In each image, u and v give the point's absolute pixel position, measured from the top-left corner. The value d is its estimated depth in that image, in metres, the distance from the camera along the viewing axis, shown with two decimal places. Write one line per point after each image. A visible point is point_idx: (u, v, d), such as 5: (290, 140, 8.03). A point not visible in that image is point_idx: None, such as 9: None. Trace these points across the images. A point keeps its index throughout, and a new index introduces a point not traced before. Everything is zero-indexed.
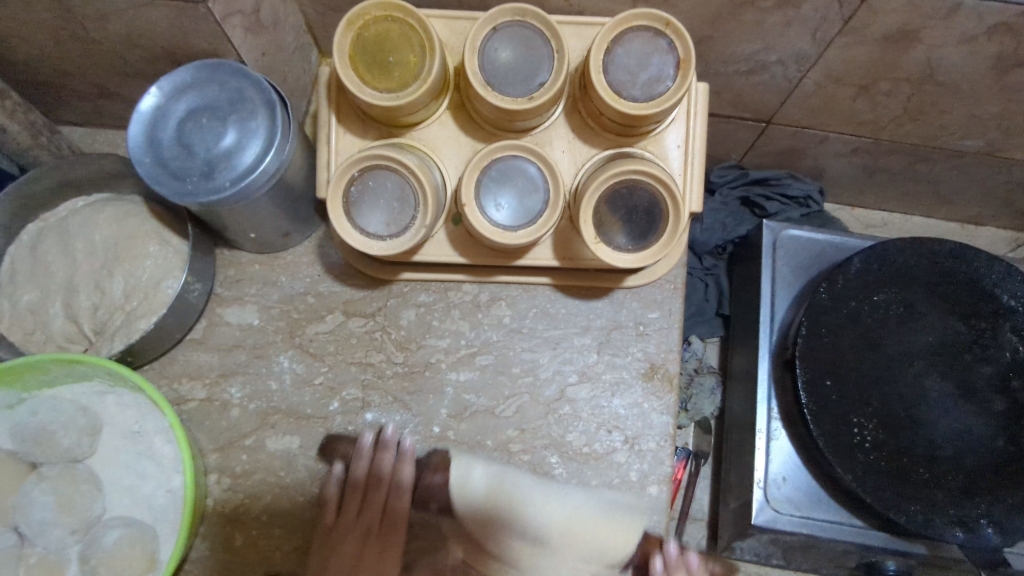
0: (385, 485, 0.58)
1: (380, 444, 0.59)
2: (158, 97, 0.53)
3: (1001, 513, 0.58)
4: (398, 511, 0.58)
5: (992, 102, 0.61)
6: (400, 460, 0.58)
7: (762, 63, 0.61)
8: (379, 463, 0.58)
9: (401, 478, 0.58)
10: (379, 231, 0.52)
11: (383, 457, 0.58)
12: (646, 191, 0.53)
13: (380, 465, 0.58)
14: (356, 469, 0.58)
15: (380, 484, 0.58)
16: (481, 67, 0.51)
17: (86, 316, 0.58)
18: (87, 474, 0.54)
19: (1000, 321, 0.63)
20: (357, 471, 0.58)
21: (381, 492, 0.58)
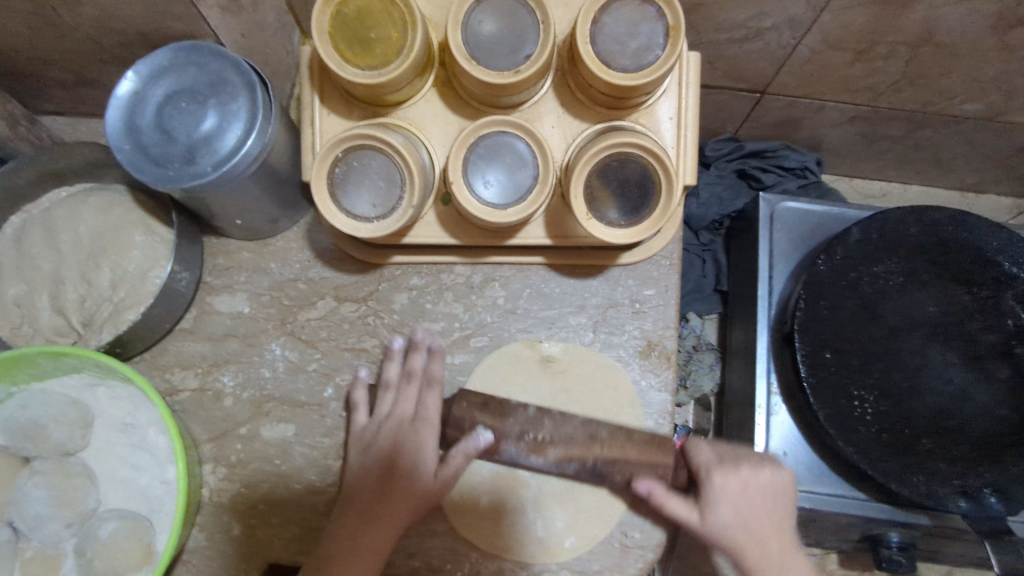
0: (417, 385, 0.58)
1: (410, 347, 0.60)
2: (135, 81, 0.51)
3: (1005, 482, 0.57)
4: (430, 412, 0.57)
5: (992, 63, 0.60)
6: (430, 359, 0.59)
7: (754, 31, 0.59)
8: (410, 364, 0.59)
9: (432, 373, 0.58)
10: (366, 213, 0.51)
11: (413, 358, 0.59)
12: (637, 164, 0.52)
13: (411, 366, 0.59)
14: (387, 373, 0.59)
15: (411, 383, 0.58)
16: (465, 41, 0.50)
17: (73, 309, 0.57)
18: (80, 468, 0.54)
19: (1003, 288, 0.62)
20: (391, 371, 0.59)
21: (413, 392, 0.58)
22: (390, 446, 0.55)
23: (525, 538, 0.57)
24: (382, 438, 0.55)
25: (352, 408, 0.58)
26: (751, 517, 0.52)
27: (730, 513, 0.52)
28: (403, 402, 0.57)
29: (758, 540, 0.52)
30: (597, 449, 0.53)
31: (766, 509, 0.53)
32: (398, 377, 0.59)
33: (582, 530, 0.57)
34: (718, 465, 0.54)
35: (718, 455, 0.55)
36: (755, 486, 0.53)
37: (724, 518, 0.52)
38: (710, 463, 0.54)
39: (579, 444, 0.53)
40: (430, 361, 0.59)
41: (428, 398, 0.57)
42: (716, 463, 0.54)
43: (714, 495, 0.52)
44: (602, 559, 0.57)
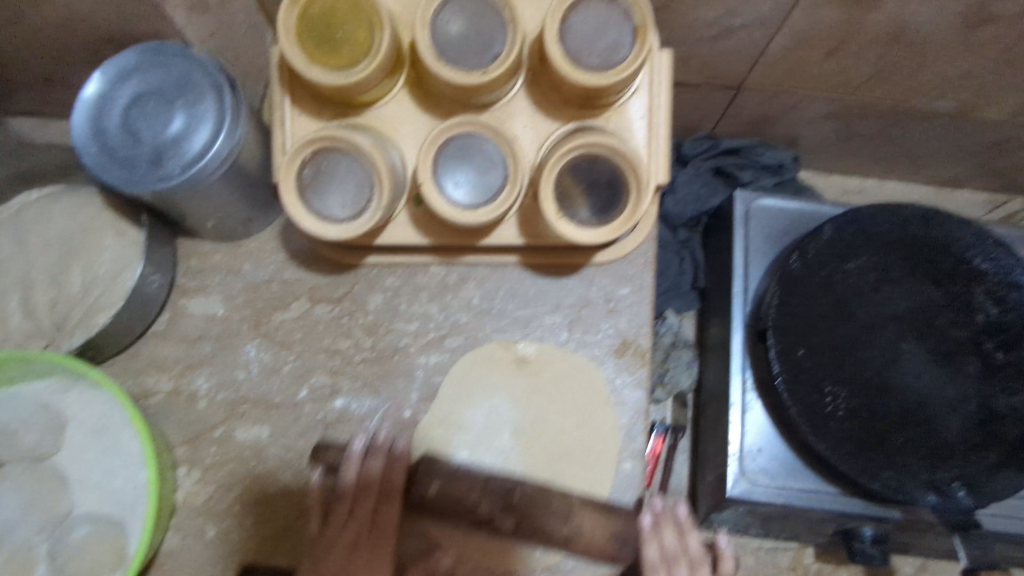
0: (374, 494, 0.56)
1: (371, 450, 0.57)
2: (101, 83, 0.51)
3: (974, 475, 0.58)
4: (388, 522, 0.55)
5: (961, 61, 0.60)
6: (392, 465, 0.56)
7: (726, 29, 0.60)
8: (367, 472, 0.56)
9: (393, 480, 0.56)
10: (336, 215, 0.51)
11: (372, 456, 0.56)
12: (607, 164, 0.52)
13: (370, 470, 0.56)
14: (345, 476, 0.56)
15: (375, 463, 0.56)
16: (433, 41, 0.49)
17: (44, 312, 0.57)
18: (52, 472, 0.54)
19: (973, 284, 0.63)
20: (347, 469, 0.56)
21: (371, 500, 0.55)
22: (352, 539, 0.54)
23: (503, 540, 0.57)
24: (343, 527, 0.55)
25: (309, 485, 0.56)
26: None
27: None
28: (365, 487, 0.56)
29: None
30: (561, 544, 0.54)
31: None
32: (361, 458, 0.56)
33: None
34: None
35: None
36: None
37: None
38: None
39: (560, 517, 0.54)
40: (391, 469, 0.56)
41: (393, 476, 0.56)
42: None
43: None
44: (578, 557, 0.57)
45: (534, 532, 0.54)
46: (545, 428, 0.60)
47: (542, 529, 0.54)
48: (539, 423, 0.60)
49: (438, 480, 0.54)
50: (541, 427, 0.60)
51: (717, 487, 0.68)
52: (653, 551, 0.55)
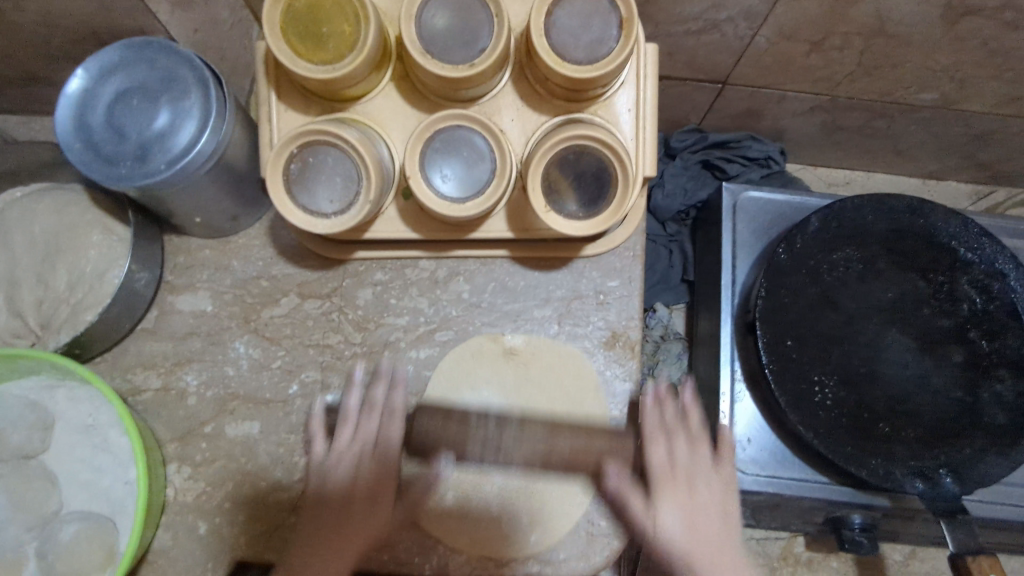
0: (377, 417, 0.57)
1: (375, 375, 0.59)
2: (84, 78, 0.50)
3: (960, 461, 0.59)
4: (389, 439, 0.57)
5: (944, 53, 0.61)
6: (392, 390, 0.58)
7: (711, 22, 0.60)
8: (370, 397, 0.58)
9: (393, 403, 0.58)
10: (324, 209, 0.51)
11: (368, 408, 0.57)
12: (594, 157, 0.52)
13: (373, 397, 0.58)
14: (349, 400, 0.58)
15: (372, 414, 0.57)
16: (419, 35, 0.49)
17: (30, 311, 0.57)
18: (40, 471, 0.53)
19: (957, 273, 0.63)
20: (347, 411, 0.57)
21: (374, 421, 0.57)
22: (354, 475, 0.55)
23: (494, 533, 0.57)
24: (344, 470, 0.55)
25: (311, 435, 0.57)
26: (692, 509, 0.54)
27: (678, 524, 0.53)
28: (363, 436, 0.56)
29: (698, 527, 0.54)
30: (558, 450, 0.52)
31: (710, 513, 0.55)
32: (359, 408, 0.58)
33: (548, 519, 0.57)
34: (671, 474, 0.55)
35: (673, 457, 0.56)
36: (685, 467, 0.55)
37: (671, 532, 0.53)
38: (661, 465, 0.55)
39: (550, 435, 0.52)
40: (393, 392, 0.58)
41: (389, 427, 0.57)
42: (667, 473, 0.55)
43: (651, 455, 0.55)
44: (568, 549, 0.57)
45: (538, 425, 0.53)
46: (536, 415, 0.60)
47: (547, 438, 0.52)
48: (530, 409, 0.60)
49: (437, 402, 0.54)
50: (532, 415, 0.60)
51: None
52: (659, 453, 0.55)
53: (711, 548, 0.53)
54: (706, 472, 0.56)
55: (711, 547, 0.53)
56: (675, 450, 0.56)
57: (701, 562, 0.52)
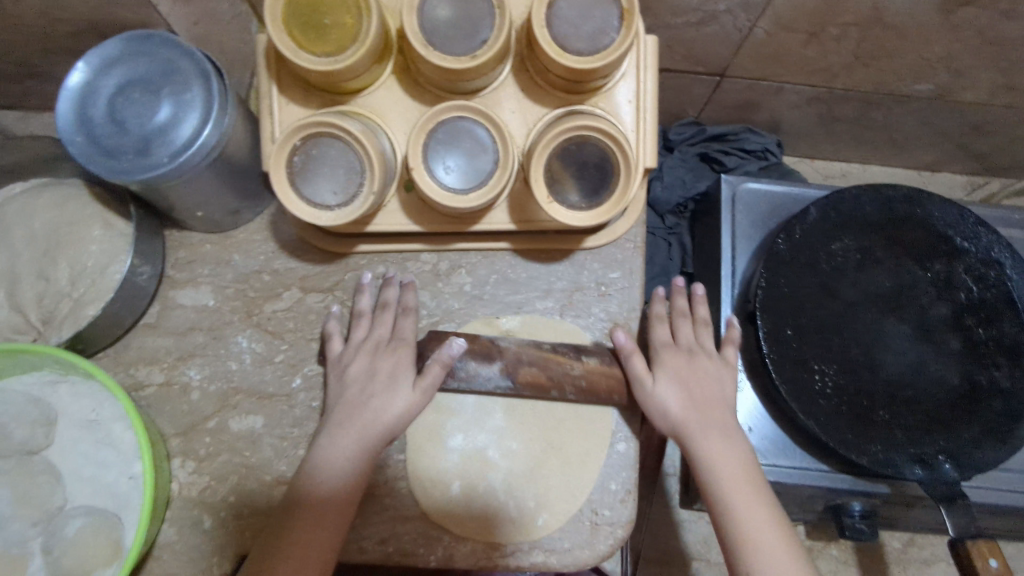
0: (392, 314, 0.59)
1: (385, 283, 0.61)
2: (86, 72, 0.50)
3: (958, 447, 0.60)
4: (402, 340, 0.58)
5: (939, 43, 0.61)
6: (404, 291, 0.60)
7: (710, 14, 0.60)
8: (384, 297, 0.60)
9: (406, 303, 0.59)
10: (327, 201, 0.51)
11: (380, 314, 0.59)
12: (596, 147, 0.52)
13: (386, 297, 0.60)
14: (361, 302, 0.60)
15: (386, 312, 0.59)
16: (421, 26, 0.50)
17: (31, 306, 0.56)
18: (44, 466, 0.53)
19: (955, 262, 0.64)
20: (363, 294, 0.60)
21: (387, 321, 0.59)
22: (367, 367, 0.57)
23: (497, 522, 0.57)
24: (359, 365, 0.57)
25: (328, 338, 0.59)
26: (692, 370, 0.58)
27: (675, 387, 0.57)
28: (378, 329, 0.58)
29: (696, 394, 0.57)
30: None
31: (709, 377, 0.58)
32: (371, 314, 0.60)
33: (548, 500, 0.58)
34: (672, 344, 0.60)
35: (676, 337, 0.61)
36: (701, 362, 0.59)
37: (669, 375, 0.57)
38: (664, 342, 0.60)
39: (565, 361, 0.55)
40: (404, 292, 0.60)
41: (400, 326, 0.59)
42: (670, 344, 0.60)
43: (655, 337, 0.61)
44: (572, 537, 0.57)
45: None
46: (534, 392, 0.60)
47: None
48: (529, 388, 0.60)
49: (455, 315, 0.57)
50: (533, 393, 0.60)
51: None
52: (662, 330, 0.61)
53: (714, 420, 0.56)
54: (708, 351, 0.61)
55: (708, 412, 0.56)
56: (678, 331, 0.62)
57: (696, 423, 0.55)
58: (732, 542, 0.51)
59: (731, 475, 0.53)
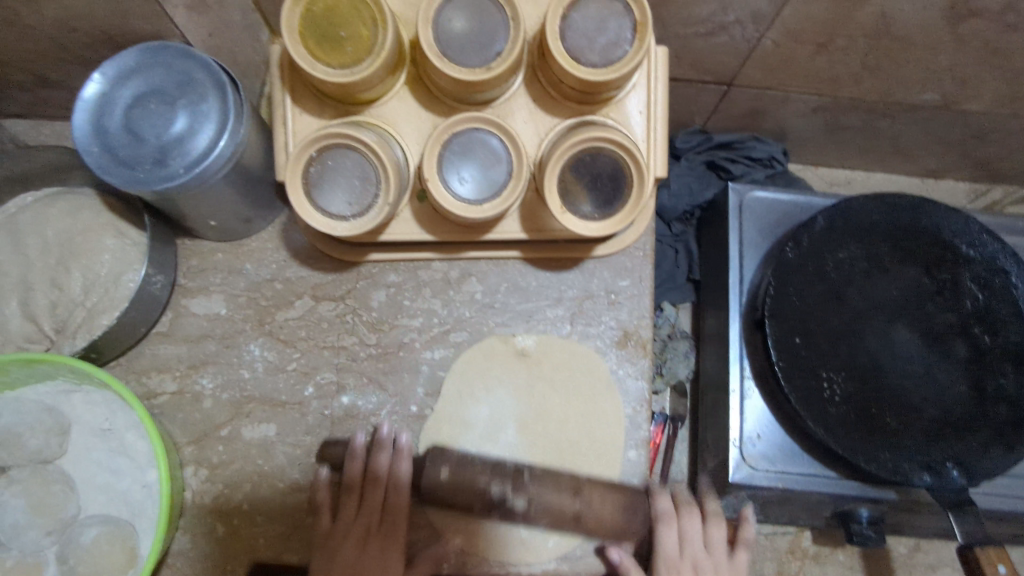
0: (382, 487, 0.57)
1: (376, 444, 0.57)
2: (102, 83, 0.50)
3: (965, 454, 0.60)
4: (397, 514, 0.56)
5: (945, 54, 0.62)
6: (396, 458, 0.57)
7: (719, 25, 0.61)
8: (374, 465, 0.57)
9: (398, 475, 0.57)
10: (342, 212, 0.51)
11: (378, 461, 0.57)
12: (609, 158, 0.53)
13: (376, 466, 0.57)
14: (350, 471, 0.57)
15: (376, 486, 0.56)
16: (436, 38, 0.50)
17: (44, 315, 0.57)
18: (58, 475, 0.53)
19: (961, 269, 0.65)
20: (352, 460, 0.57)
21: (379, 495, 0.57)
22: (354, 561, 0.55)
23: (508, 534, 0.58)
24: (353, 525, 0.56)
25: (318, 509, 0.56)
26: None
27: None
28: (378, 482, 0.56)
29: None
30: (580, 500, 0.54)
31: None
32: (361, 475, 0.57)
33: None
34: (676, 561, 0.58)
35: (681, 547, 0.58)
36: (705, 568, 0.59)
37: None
38: (668, 556, 0.58)
39: (557, 500, 0.54)
40: (397, 462, 0.57)
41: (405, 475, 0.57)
42: (675, 557, 0.58)
43: (661, 541, 0.58)
44: (584, 545, 0.58)
45: (543, 515, 0.54)
46: (551, 414, 0.61)
47: (551, 504, 0.54)
48: (546, 409, 0.61)
49: (447, 467, 0.53)
50: (551, 417, 0.61)
51: (718, 472, 0.69)
52: (669, 535, 0.58)
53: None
54: (713, 562, 0.59)
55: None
56: (684, 531, 0.59)
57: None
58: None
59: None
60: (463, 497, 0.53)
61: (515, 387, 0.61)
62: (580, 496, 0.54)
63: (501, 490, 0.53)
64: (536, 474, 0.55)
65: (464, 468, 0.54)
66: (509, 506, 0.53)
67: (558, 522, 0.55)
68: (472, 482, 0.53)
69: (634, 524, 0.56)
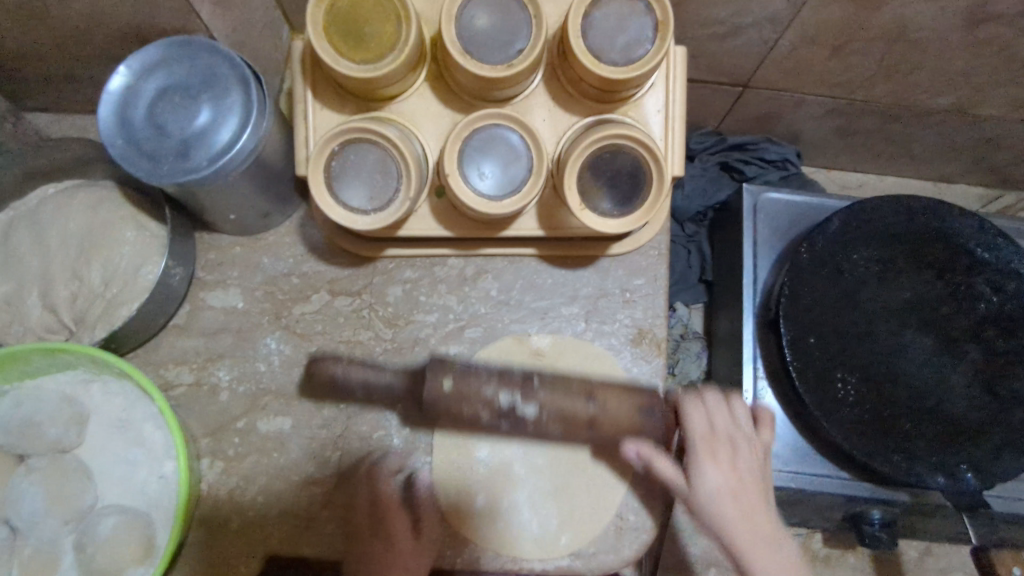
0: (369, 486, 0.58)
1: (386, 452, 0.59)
2: (127, 76, 0.51)
3: (979, 457, 0.60)
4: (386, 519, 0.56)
5: (962, 58, 0.62)
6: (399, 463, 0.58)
7: (736, 26, 0.61)
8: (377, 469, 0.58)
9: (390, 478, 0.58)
10: (363, 206, 0.51)
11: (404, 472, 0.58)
12: (628, 156, 0.53)
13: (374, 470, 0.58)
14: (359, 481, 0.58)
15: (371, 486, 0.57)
16: (459, 35, 0.50)
17: (64, 306, 0.57)
18: (75, 465, 0.54)
19: (975, 273, 0.65)
20: (352, 377, 0.58)
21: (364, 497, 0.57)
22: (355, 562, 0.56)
23: (521, 533, 0.58)
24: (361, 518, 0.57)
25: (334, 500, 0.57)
26: (737, 485, 0.54)
27: (718, 487, 0.53)
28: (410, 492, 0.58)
29: (739, 508, 0.53)
30: (591, 405, 0.53)
31: (749, 489, 0.54)
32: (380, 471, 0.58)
33: (575, 519, 0.58)
34: (711, 437, 0.54)
35: (712, 424, 0.55)
36: (742, 461, 0.54)
37: (712, 495, 0.53)
38: (701, 434, 0.54)
39: (568, 403, 0.53)
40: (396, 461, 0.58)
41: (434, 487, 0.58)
42: (709, 435, 0.54)
43: (691, 425, 0.55)
44: (599, 543, 0.58)
45: (555, 421, 0.53)
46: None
47: (563, 408, 0.53)
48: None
49: (449, 378, 0.52)
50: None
51: None
52: (698, 424, 0.55)
53: (747, 523, 0.53)
54: (747, 436, 0.56)
55: (755, 539, 0.53)
56: (711, 409, 0.56)
57: (746, 545, 0.52)
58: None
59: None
60: (460, 407, 0.52)
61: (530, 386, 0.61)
62: (591, 402, 0.53)
63: (509, 399, 0.52)
64: (545, 380, 0.54)
65: (468, 379, 0.52)
66: (519, 415, 0.53)
67: (572, 428, 0.54)
68: (478, 392, 0.52)
69: (650, 424, 0.54)
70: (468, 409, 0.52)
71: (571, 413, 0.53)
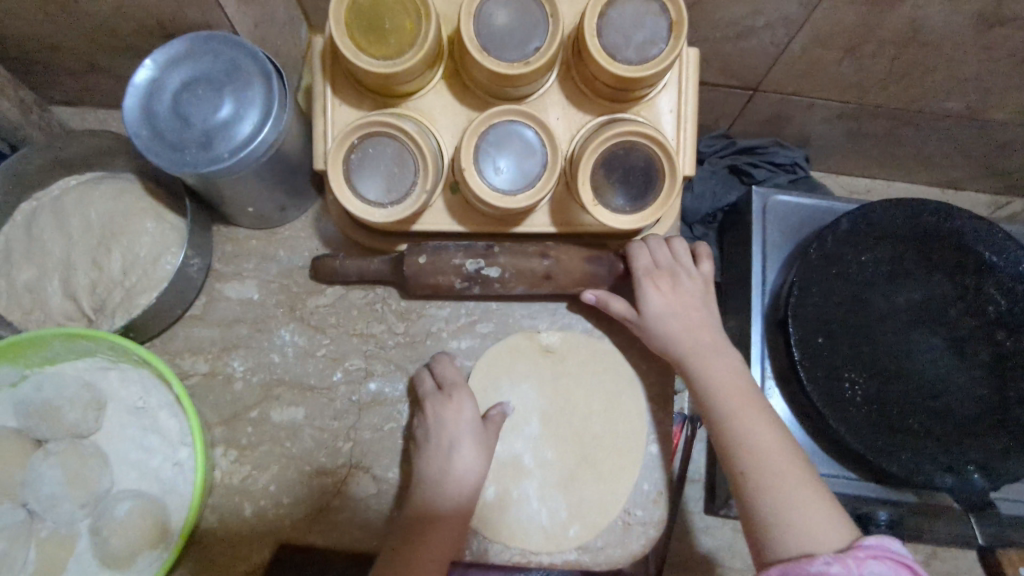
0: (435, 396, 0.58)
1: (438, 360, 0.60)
2: (153, 69, 0.52)
3: (988, 458, 0.60)
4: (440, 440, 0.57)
5: (972, 61, 0.63)
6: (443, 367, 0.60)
7: (749, 29, 0.62)
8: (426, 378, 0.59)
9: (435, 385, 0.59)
10: (380, 199, 0.52)
11: (438, 409, 0.57)
12: (641, 153, 0.54)
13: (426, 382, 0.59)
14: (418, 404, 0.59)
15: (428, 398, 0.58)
16: (477, 32, 0.52)
17: (84, 294, 0.58)
18: (93, 449, 0.54)
19: (983, 276, 0.65)
20: (349, 268, 0.59)
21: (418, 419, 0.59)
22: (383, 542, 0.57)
23: (530, 528, 0.58)
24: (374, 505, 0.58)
25: (347, 487, 0.58)
26: (680, 306, 0.59)
27: (664, 315, 0.58)
28: (445, 416, 0.57)
29: (681, 325, 0.58)
30: (547, 260, 0.57)
31: (691, 312, 0.59)
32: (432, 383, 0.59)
33: (585, 513, 0.59)
34: (655, 272, 0.59)
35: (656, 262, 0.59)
36: (682, 290, 0.59)
37: (659, 321, 0.58)
38: (645, 269, 0.59)
39: (527, 260, 0.57)
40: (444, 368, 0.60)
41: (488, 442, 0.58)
42: (650, 270, 0.58)
43: (635, 263, 0.59)
44: (606, 536, 0.58)
45: (517, 280, 0.58)
46: (577, 408, 0.61)
47: (522, 267, 0.57)
48: (572, 403, 0.61)
49: (424, 254, 0.56)
50: (577, 410, 0.61)
51: None
52: (642, 261, 0.59)
53: (709, 353, 0.57)
54: (687, 269, 0.60)
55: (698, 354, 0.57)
56: (655, 249, 0.59)
57: (695, 358, 0.57)
58: (743, 452, 0.53)
59: (729, 396, 0.55)
60: (437, 279, 0.57)
61: (542, 382, 0.62)
62: (546, 260, 0.57)
63: (475, 265, 0.56)
64: (505, 247, 0.57)
65: (439, 253, 0.56)
66: (485, 278, 0.57)
67: (532, 285, 0.59)
68: (448, 261, 0.56)
69: (602, 272, 0.59)
70: (444, 280, 0.57)
71: (533, 273, 0.57)
